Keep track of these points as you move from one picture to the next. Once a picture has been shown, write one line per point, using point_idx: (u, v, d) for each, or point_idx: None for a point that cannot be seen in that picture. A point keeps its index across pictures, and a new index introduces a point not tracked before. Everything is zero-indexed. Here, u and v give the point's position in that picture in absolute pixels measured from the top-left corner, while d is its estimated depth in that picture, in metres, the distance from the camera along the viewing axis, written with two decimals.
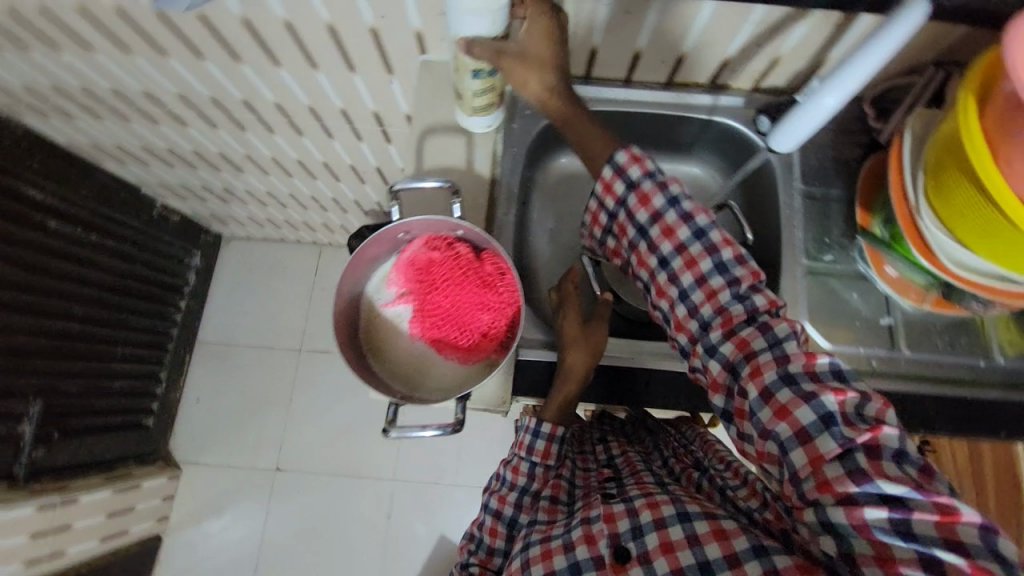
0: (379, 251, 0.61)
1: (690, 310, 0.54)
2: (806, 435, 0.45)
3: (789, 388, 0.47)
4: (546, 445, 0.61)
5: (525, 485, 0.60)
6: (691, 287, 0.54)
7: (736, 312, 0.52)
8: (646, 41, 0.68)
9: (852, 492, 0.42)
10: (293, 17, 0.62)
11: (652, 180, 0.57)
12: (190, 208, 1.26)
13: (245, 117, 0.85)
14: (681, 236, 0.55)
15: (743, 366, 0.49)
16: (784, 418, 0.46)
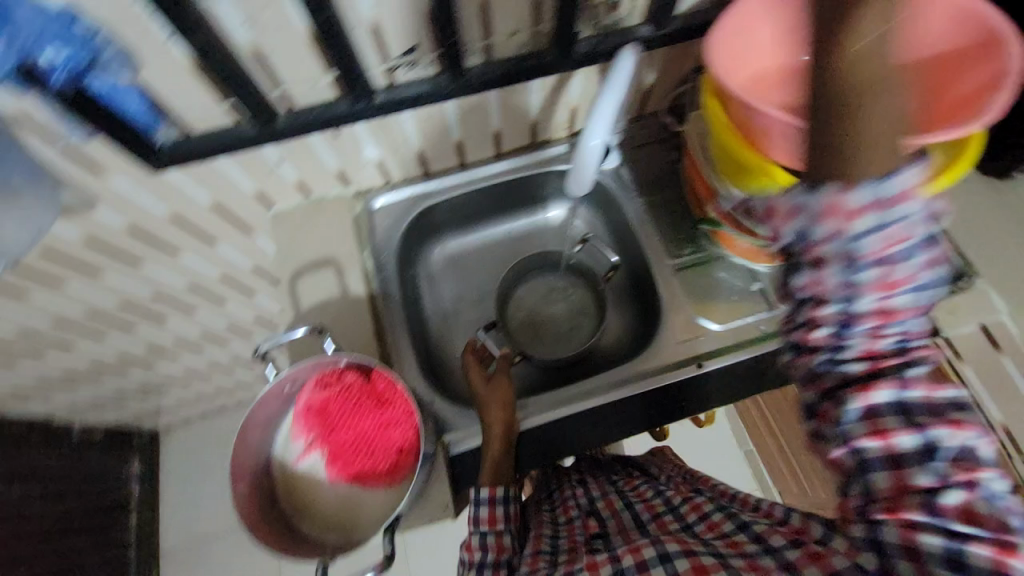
0: (272, 408, 0.62)
1: (836, 320, 0.42)
2: (897, 458, 0.42)
3: (899, 416, 0.42)
4: (490, 511, 0.64)
5: (483, 558, 0.62)
6: (863, 304, 0.40)
7: (886, 352, 0.43)
8: (458, 131, 0.80)
9: (916, 518, 0.41)
10: (136, 221, 0.74)
11: (892, 222, 0.37)
12: (112, 418, 1.29)
13: (132, 314, 0.95)
14: (898, 295, 0.40)
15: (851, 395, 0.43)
16: (881, 438, 0.42)
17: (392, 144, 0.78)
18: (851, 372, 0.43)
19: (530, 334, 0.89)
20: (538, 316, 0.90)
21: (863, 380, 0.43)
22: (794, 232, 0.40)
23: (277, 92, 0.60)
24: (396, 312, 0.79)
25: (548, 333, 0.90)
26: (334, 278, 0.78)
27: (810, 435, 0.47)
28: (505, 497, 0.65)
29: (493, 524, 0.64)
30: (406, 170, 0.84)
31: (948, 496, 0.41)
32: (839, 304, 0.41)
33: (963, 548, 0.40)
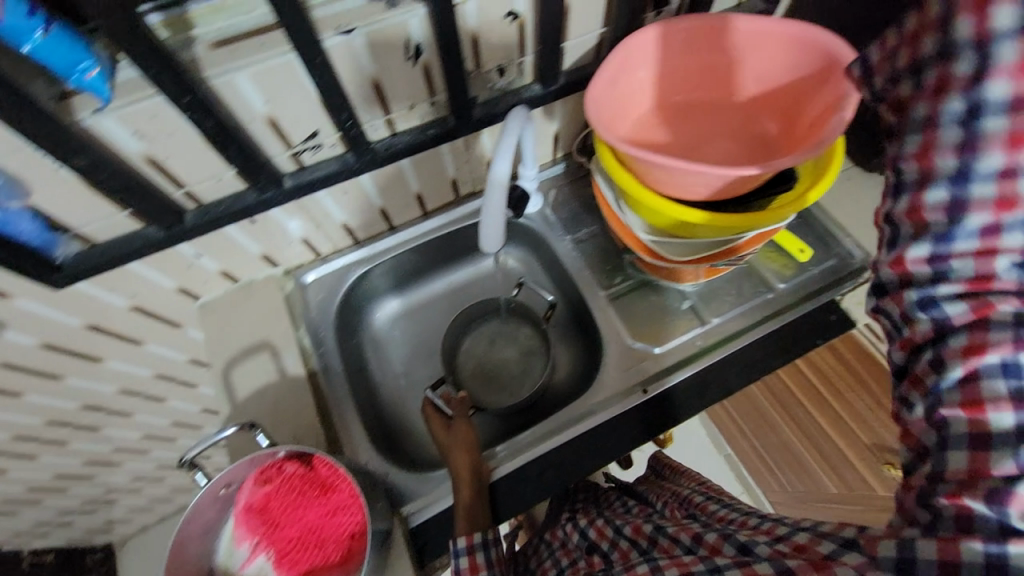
0: (208, 516, 0.59)
1: (943, 216, 0.39)
2: (982, 435, 0.36)
3: (999, 385, 0.36)
4: (470, 560, 0.60)
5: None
6: (984, 176, 0.37)
7: (1003, 280, 0.37)
8: (380, 199, 0.81)
9: (983, 507, 0.35)
10: (49, 337, 0.70)
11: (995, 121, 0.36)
12: (58, 541, 1.19)
13: (61, 432, 0.88)
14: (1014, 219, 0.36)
15: (962, 337, 0.38)
16: (972, 410, 0.36)
17: (315, 221, 0.78)
18: (956, 299, 0.39)
19: (481, 383, 0.89)
20: (491, 362, 0.90)
21: (974, 325, 0.38)
22: (939, 73, 0.39)
23: (181, 193, 0.60)
24: (340, 387, 0.77)
25: (502, 378, 0.89)
26: (271, 362, 0.76)
27: (894, 405, 0.44)
28: (483, 544, 0.61)
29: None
30: (335, 242, 0.85)
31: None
32: (948, 180, 0.38)
33: (1010, 550, 0.34)
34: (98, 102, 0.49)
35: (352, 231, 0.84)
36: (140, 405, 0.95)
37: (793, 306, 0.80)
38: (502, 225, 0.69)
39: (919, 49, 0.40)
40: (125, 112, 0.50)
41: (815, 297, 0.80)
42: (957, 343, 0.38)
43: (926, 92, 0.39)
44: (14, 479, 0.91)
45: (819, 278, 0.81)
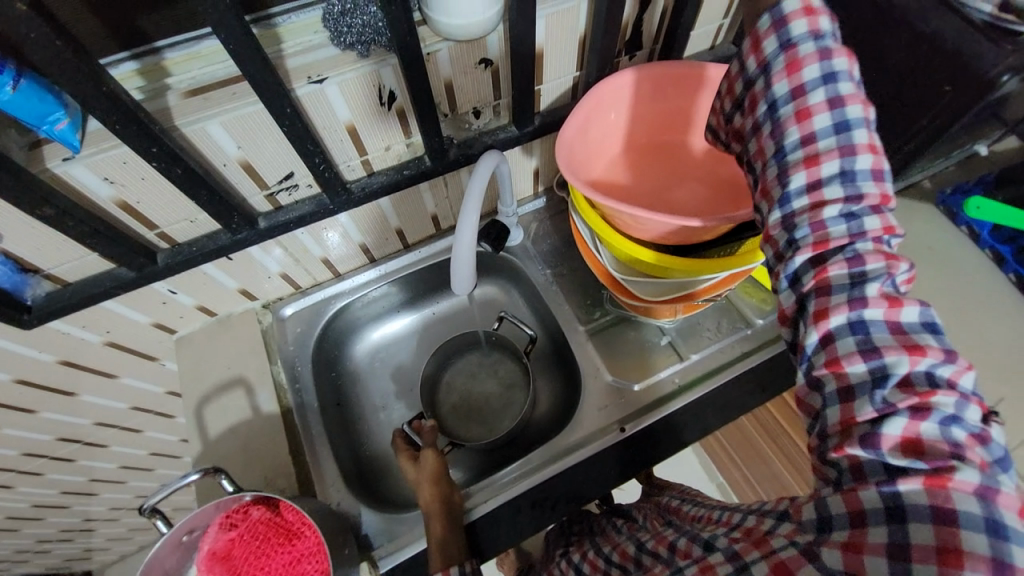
0: (169, 564, 0.57)
1: (778, 185, 0.46)
2: (849, 393, 0.39)
3: (853, 337, 0.40)
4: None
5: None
6: (793, 147, 0.46)
7: (837, 234, 0.42)
8: (360, 234, 0.82)
9: (860, 452, 0.38)
10: (20, 374, 0.70)
11: (787, 101, 0.47)
12: (29, 573, 1.16)
13: (32, 466, 0.86)
14: (823, 172, 0.44)
15: (812, 300, 0.42)
16: (837, 370, 0.40)
17: (293, 256, 0.79)
18: (804, 266, 0.44)
19: (459, 415, 0.88)
20: (472, 394, 0.89)
21: (819, 289, 0.42)
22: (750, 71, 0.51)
23: (155, 233, 0.62)
24: (314, 424, 0.76)
25: (483, 411, 0.88)
26: (245, 398, 0.75)
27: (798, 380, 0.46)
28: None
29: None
30: (315, 274, 0.85)
31: (890, 425, 0.37)
32: (775, 161, 0.48)
33: (899, 488, 0.36)
34: (67, 151, 0.50)
35: (332, 264, 0.85)
36: (116, 436, 0.94)
37: (772, 343, 0.79)
38: (473, 256, 0.67)
39: (736, 88, 0.53)
40: (93, 160, 0.51)
41: None
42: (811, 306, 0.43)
43: (749, 109, 0.52)
44: None
45: None
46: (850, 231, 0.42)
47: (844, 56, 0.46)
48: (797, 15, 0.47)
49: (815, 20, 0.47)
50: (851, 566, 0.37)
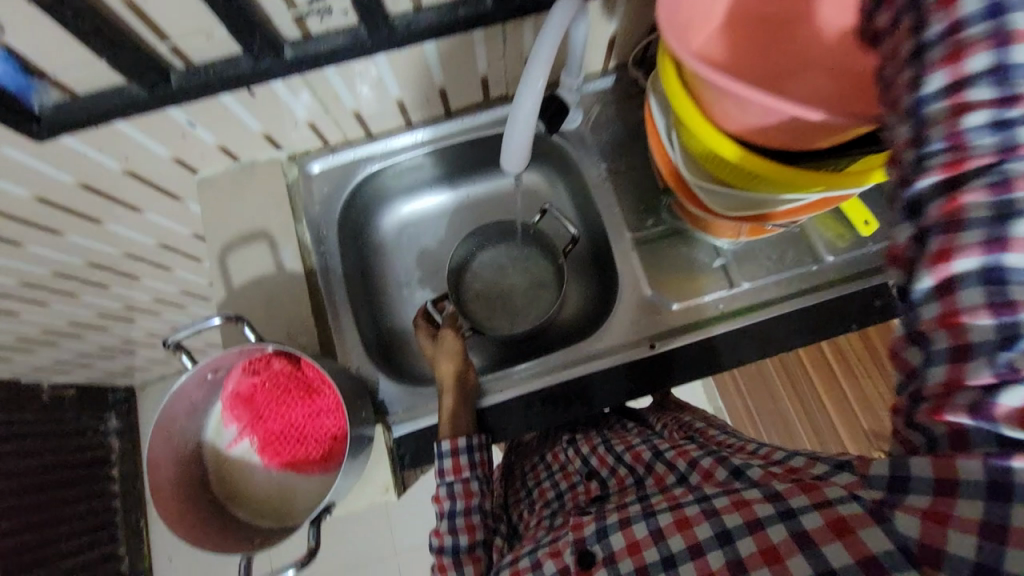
0: (195, 397, 0.59)
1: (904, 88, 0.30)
2: (967, 353, 0.27)
3: (989, 286, 0.27)
4: (454, 461, 0.61)
5: (452, 508, 0.59)
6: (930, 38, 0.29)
7: (981, 145, 0.27)
8: (397, 87, 0.71)
9: (963, 426, 0.28)
10: (40, 191, 0.67)
11: None
12: (80, 378, 1.29)
13: (68, 285, 0.89)
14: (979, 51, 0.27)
15: (930, 237, 0.28)
16: (951, 325, 0.28)
17: (323, 104, 0.70)
18: (928, 193, 0.29)
19: (483, 304, 0.85)
20: (498, 286, 0.86)
21: (947, 225, 0.28)
22: None
23: (166, 46, 0.54)
24: (337, 289, 0.75)
25: (506, 305, 0.85)
26: (268, 252, 0.72)
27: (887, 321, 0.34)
28: (469, 447, 0.62)
29: (467, 499, 0.59)
30: (345, 128, 0.77)
31: (1013, 395, 0.26)
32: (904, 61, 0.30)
33: (1014, 465, 0.27)
34: None
35: (363, 118, 0.75)
36: (146, 270, 0.95)
37: (836, 284, 0.72)
38: (530, 139, 0.60)
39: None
40: None
41: (863, 278, 0.72)
42: (928, 246, 0.29)
43: None
44: (30, 321, 0.96)
45: (874, 258, 0.72)
46: (998, 145, 0.27)
47: None
48: None
49: None
50: (930, 538, 0.32)
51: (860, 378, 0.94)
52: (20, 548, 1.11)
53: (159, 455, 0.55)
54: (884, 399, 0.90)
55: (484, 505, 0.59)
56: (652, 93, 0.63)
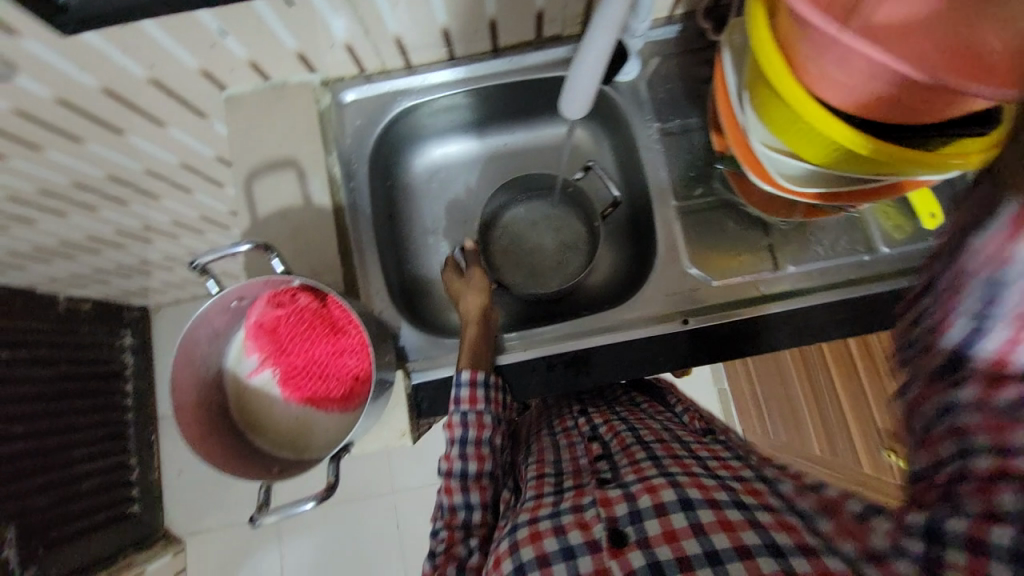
0: (217, 323, 0.57)
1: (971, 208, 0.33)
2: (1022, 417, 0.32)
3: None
4: (471, 391, 0.62)
5: (463, 437, 0.60)
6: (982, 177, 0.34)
7: None
8: (445, 15, 0.65)
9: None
10: (61, 92, 0.63)
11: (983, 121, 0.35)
12: (96, 293, 1.30)
13: (88, 197, 0.87)
14: None
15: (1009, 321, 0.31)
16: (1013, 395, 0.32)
17: (365, 26, 0.64)
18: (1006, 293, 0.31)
19: (506, 257, 0.82)
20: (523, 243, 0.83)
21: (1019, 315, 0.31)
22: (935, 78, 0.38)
23: None
24: (365, 228, 0.73)
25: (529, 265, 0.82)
26: (296, 183, 0.69)
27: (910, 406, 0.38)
28: (486, 382, 0.62)
29: (479, 430, 0.61)
30: (384, 56, 0.71)
31: None
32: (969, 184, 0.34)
33: None
34: None
35: (404, 47, 0.70)
36: (166, 191, 0.92)
37: (883, 278, 0.69)
38: (595, 88, 0.56)
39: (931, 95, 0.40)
40: None
41: (915, 274, 0.69)
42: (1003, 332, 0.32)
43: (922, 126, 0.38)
44: (49, 231, 0.94)
45: (929, 254, 0.69)
46: None
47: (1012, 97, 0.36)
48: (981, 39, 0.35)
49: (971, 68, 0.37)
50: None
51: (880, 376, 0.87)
52: (35, 451, 1.15)
53: (181, 376, 0.55)
54: None
55: (493, 439, 0.61)
56: (726, 44, 0.57)
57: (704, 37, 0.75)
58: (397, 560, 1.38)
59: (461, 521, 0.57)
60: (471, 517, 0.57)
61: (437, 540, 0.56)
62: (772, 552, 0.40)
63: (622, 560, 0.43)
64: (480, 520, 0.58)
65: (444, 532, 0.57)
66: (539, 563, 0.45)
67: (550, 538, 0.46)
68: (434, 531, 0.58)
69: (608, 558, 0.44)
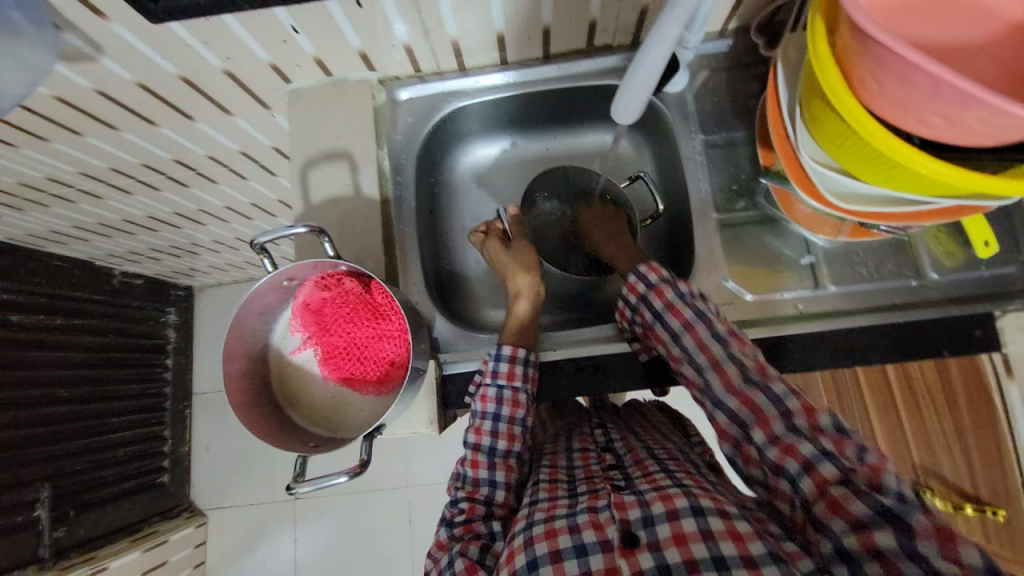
0: (269, 300, 0.61)
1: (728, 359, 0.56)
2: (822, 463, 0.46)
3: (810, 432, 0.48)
4: (509, 367, 0.63)
5: (496, 411, 0.62)
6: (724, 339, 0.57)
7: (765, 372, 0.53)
8: (502, 21, 0.67)
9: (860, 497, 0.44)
10: (143, 78, 0.68)
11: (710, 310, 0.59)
12: (148, 270, 1.38)
13: (154, 178, 0.93)
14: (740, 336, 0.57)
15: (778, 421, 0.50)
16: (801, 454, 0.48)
17: (425, 29, 0.67)
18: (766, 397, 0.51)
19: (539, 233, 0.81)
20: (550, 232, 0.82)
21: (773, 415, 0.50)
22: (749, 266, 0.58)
23: None
24: (408, 221, 0.75)
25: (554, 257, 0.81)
26: (348, 173, 0.73)
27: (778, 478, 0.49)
28: (525, 360, 0.64)
29: (512, 408, 0.62)
30: (439, 57, 0.74)
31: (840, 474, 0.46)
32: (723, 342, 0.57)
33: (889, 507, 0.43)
34: None
35: (460, 50, 0.73)
36: (224, 176, 0.97)
37: (931, 305, 0.68)
38: (651, 90, 0.57)
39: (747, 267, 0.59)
40: None
41: (964, 304, 0.67)
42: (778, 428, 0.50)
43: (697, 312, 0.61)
44: (114, 208, 1.02)
45: (980, 284, 0.67)
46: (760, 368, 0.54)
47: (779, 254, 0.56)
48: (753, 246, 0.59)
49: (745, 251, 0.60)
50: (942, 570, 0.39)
51: (921, 413, 0.71)
52: (73, 415, 1.22)
53: (231, 346, 0.58)
54: (944, 435, 0.70)
55: (526, 419, 0.63)
56: (780, 60, 0.58)
57: (756, 52, 0.75)
58: (407, 554, 1.39)
59: (482, 495, 0.60)
60: (494, 495, 0.60)
61: (457, 509, 0.59)
62: (774, 560, 0.42)
63: (631, 559, 0.46)
64: (502, 498, 0.61)
65: (464, 502, 0.60)
66: (551, 558, 0.48)
67: (563, 535, 0.49)
68: (455, 500, 0.60)
69: (619, 557, 0.47)
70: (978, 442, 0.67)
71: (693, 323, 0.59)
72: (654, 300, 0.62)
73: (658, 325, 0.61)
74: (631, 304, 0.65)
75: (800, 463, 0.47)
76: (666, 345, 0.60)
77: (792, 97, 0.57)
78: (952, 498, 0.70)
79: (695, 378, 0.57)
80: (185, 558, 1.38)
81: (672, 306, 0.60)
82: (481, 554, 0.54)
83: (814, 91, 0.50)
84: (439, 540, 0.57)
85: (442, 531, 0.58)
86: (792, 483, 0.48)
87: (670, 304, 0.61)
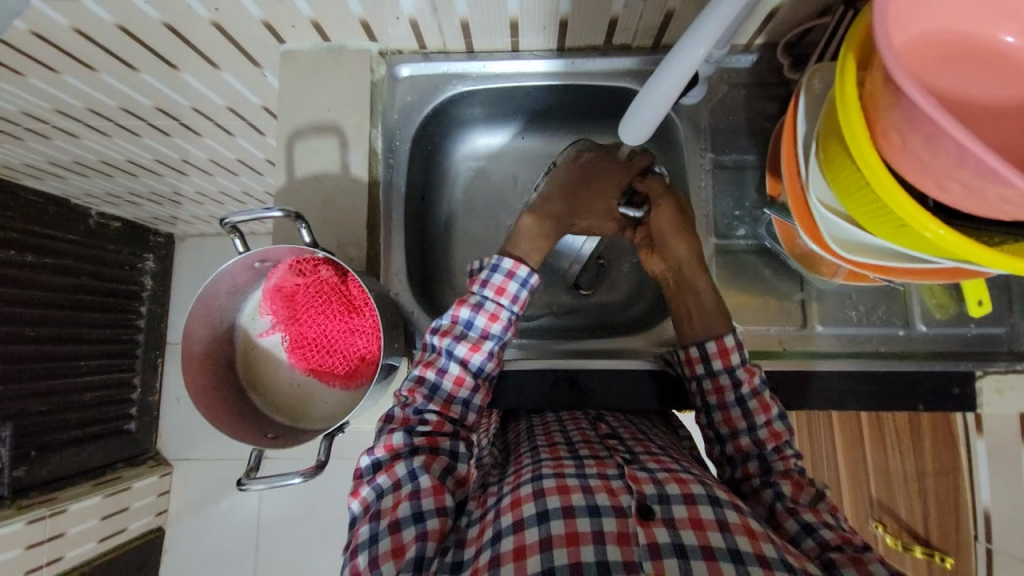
0: (239, 279, 0.58)
1: (750, 446, 0.59)
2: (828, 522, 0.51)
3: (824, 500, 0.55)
4: (525, 296, 0.65)
5: (497, 333, 0.63)
6: (761, 425, 0.58)
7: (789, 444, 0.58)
8: (516, 6, 0.62)
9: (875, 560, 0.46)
10: (123, 21, 0.63)
11: (783, 421, 0.59)
12: (127, 214, 1.32)
13: (133, 123, 0.87)
14: (775, 411, 0.59)
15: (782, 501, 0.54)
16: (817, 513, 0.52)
17: (432, 3, 0.62)
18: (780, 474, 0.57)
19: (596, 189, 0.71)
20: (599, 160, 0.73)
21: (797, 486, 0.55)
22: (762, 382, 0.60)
23: None
24: (396, 207, 0.72)
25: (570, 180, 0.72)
26: (336, 150, 0.68)
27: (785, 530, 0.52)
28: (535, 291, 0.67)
29: (511, 333, 0.64)
30: (448, 35, 0.69)
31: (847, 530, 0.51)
32: (750, 430, 0.59)
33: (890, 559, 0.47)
34: None
35: (470, 30, 0.68)
36: (208, 130, 0.91)
37: (916, 356, 0.67)
38: (672, 101, 0.52)
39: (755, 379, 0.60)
40: None
41: (951, 360, 0.66)
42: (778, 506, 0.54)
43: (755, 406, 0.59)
44: (91, 149, 0.96)
45: (966, 341, 0.67)
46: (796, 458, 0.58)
47: (769, 403, 0.59)
48: (744, 372, 0.60)
49: (728, 357, 0.60)
50: None
51: (885, 449, 0.71)
52: (41, 355, 1.19)
53: (195, 324, 0.56)
54: (904, 476, 0.69)
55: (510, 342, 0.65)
56: (803, 89, 0.54)
57: (781, 72, 0.71)
58: None
59: (454, 414, 0.60)
60: (465, 415, 0.60)
61: (422, 419, 0.58)
62: (787, 565, 0.43)
63: (647, 530, 0.45)
64: (470, 421, 0.61)
65: (434, 414, 0.58)
66: (563, 512, 0.47)
67: (577, 493, 0.48)
68: (422, 410, 0.58)
69: (632, 524, 0.46)
70: (937, 489, 0.68)
71: (774, 421, 0.59)
72: (744, 381, 0.60)
73: (736, 410, 0.60)
74: (706, 367, 0.61)
75: (818, 518, 0.52)
76: (736, 431, 0.60)
77: (809, 131, 0.54)
78: (902, 536, 0.70)
79: (747, 445, 0.59)
80: (145, 507, 1.39)
81: (762, 398, 0.59)
82: (443, 473, 0.55)
83: (833, 132, 0.47)
84: (391, 444, 0.56)
85: (399, 437, 0.56)
86: (805, 530, 0.51)
87: (761, 395, 0.59)
